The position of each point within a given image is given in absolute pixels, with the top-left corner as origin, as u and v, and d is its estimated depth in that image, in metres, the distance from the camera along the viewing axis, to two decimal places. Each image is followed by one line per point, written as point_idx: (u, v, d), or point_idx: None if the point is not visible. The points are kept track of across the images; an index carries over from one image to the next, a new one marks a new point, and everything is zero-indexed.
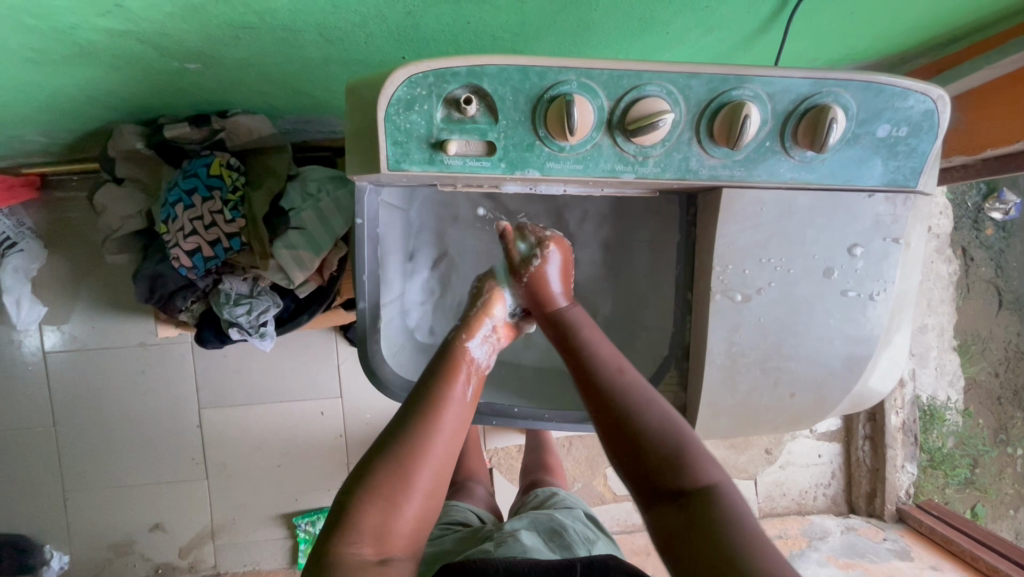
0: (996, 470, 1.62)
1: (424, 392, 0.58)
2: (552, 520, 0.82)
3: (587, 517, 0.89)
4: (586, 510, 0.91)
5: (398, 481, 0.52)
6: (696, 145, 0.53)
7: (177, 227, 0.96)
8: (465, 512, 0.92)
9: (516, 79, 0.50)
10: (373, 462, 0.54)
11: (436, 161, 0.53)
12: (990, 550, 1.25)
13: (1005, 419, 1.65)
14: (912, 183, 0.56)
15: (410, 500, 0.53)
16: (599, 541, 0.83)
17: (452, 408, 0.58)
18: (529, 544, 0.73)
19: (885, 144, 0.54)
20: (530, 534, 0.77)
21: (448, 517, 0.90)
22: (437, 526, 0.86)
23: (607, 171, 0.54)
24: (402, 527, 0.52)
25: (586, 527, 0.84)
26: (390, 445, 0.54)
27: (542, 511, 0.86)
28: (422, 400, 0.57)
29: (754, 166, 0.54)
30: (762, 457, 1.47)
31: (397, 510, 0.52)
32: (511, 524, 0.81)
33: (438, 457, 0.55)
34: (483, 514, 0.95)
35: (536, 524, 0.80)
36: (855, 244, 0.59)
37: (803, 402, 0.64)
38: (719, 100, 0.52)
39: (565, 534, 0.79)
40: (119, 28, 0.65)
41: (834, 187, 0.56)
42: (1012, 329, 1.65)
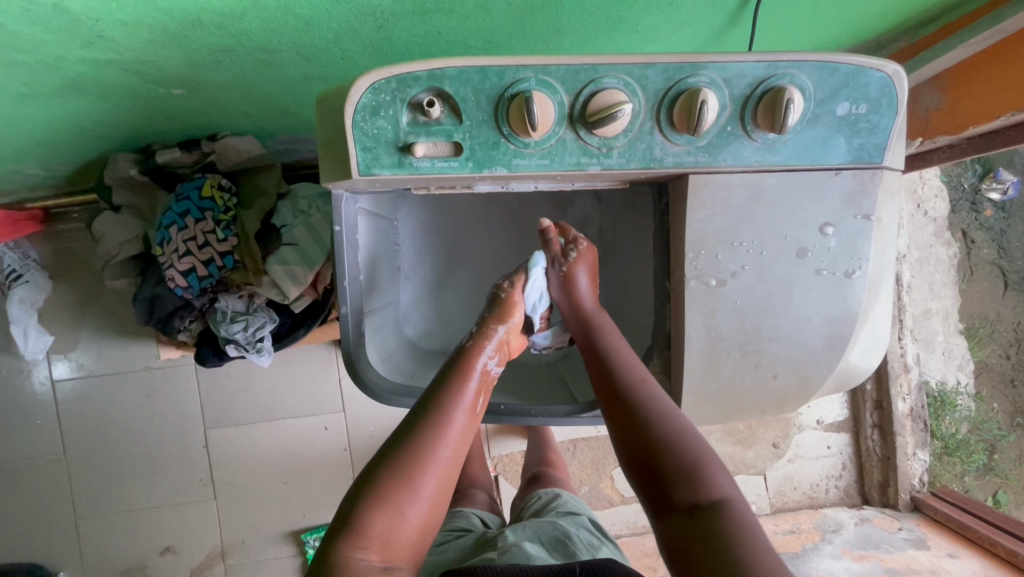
0: (1015, 455, 1.61)
1: (435, 400, 0.59)
2: (556, 528, 0.81)
3: (591, 523, 0.88)
4: (590, 516, 0.90)
5: (404, 488, 0.53)
6: (658, 133, 0.55)
7: (172, 249, 0.98)
8: (468, 518, 0.92)
9: (477, 80, 0.52)
10: (376, 469, 0.54)
11: (405, 165, 0.54)
12: (1008, 535, 1.22)
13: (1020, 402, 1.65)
14: (877, 159, 0.57)
15: (417, 509, 0.53)
16: (604, 547, 0.82)
17: (463, 417, 0.59)
18: (533, 553, 0.72)
19: (845, 122, 0.55)
20: (534, 543, 0.76)
21: (452, 524, 0.90)
22: (440, 533, 0.86)
23: (573, 165, 0.55)
24: (406, 537, 0.52)
25: (591, 534, 0.83)
26: (396, 456, 0.55)
27: (547, 519, 0.85)
28: (428, 410, 0.58)
29: (717, 151, 0.55)
30: (769, 452, 1.45)
31: (402, 513, 0.53)
32: (516, 533, 0.80)
33: (444, 468, 0.55)
34: (486, 515, 0.95)
35: (540, 534, 0.79)
36: (827, 223, 0.59)
37: (787, 384, 0.64)
38: (677, 88, 0.53)
39: (570, 542, 0.77)
40: (103, 58, 0.68)
41: (802, 168, 0.56)
42: (1020, 310, 1.67)
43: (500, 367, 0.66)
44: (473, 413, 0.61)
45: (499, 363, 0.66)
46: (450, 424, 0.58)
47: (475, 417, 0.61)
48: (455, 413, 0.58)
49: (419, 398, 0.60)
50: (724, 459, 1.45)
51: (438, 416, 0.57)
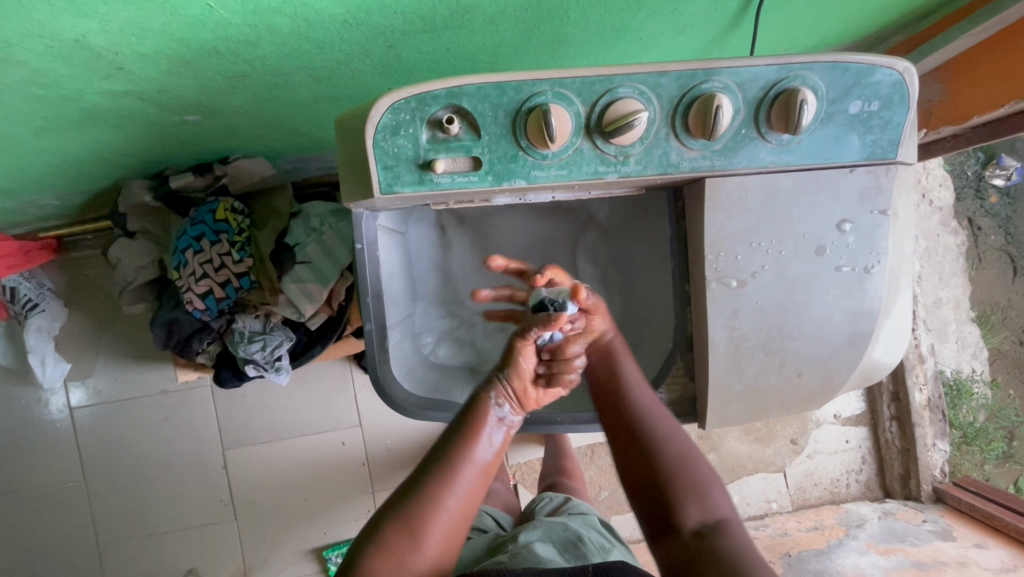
0: None
1: (447, 455, 0.58)
2: (567, 530, 0.81)
3: (601, 524, 0.89)
4: (600, 517, 0.91)
5: (408, 539, 0.54)
6: (674, 139, 0.55)
7: (189, 272, 0.99)
8: (481, 517, 0.92)
9: (494, 95, 0.53)
10: (379, 524, 0.55)
11: (426, 181, 0.55)
12: None
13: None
14: (891, 154, 0.57)
15: (420, 559, 0.54)
16: (614, 548, 0.82)
17: (472, 472, 0.58)
18: (543, 555, 0.72)
19: (858, 120, 0.56)
20: (545, 545, 0.76)
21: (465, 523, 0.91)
22: None
23: (592, 173, 0.56)
24: None
25: (601, 536, 0.84)
26: (403, 506, 0.55)
27: (556, 520, 0.85)
28: (437, 464, 0.58)
29: (732, 154, 0.56)
30: (788, 449, 1.46)
31: (406, 564, 0.53)
32: (527, 535, 0.80)
33: (451, 519, 0.56)
34: (499, 516, 0.96)
35: (551, 535, 0.79)
36: (844, 220, 0.59)
37: (812, 382, 0.64)
38: (691, 94, 0.53)
39: (581, 545, 0.77)
40: (121, 89, 0.69)
41: (818, 166, 0.57)
42: None
43: (517, 415, 0.63)
44: (485, 471, 0.59)
45: (514, 412, 0.63)
46: (458, 479, 0.57)
47: (487, 473, 0.59)
48: (462, 466, 0.57)
49: (428, 451, 0.60)
50: (744, 458, 1.45)
51: (445, 471, 0.57)
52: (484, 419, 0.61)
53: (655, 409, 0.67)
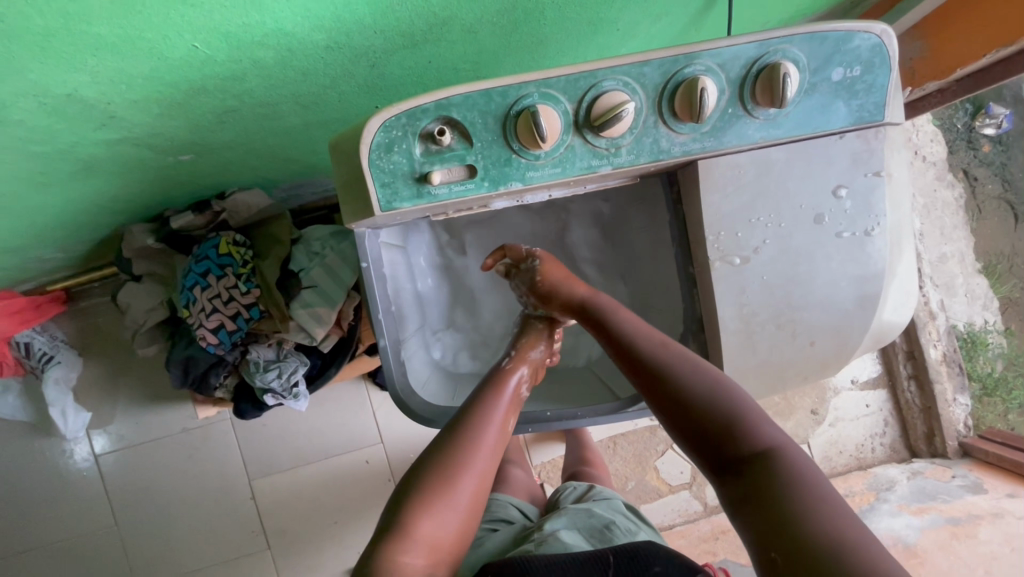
0: None
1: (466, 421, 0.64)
2: (592, 516, 0.81)
3: (627, 508, 0.89)
4: (625, 501, 0.91)
5: (438, 497, 0.58)
6: (663, 125, 0.56)
7: (199, 308, 1.00)
8: (507, 508, 0.92)
9: (482, 102, 0.53)
10: (411, 489, 0.59)
11: (424, 194, 0.56)
12: None
13: None
14: (878, 117, 0.58)
15: (451, 515, 0.58)
16: (641, 531, 0.82)
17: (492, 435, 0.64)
18: (570, 542, 0.72)
19: (842, 87, 0.56)
20: (571, 532, 0.76)
21: (492, 514, 0.91)
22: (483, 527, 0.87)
23: (585, 168, 0.57)
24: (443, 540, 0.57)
25: (628, 520, 0.84)
26: (430, 470, 0.60)
27: (582, 506, 0.85)
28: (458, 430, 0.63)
29: (722, 134, 0.57)
30: (809, 419, 1.46)
31: (440, 521, 0.57)
32: (552, 523, 0.80)
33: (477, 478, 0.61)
34: (524, 508, 0.96)
35: (577, 522, 0.79)
36: (840, 186, 0.60)
37: (824, 349, 0.65)
38: (675, 80, 0.54)
39: (607, 529, 0.77)
40: (115, 137, 0.70)
41: (808, 136, 0.58)
42: None
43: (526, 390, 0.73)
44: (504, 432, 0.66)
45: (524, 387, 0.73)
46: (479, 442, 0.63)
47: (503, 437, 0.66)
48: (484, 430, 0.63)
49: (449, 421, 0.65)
50: None
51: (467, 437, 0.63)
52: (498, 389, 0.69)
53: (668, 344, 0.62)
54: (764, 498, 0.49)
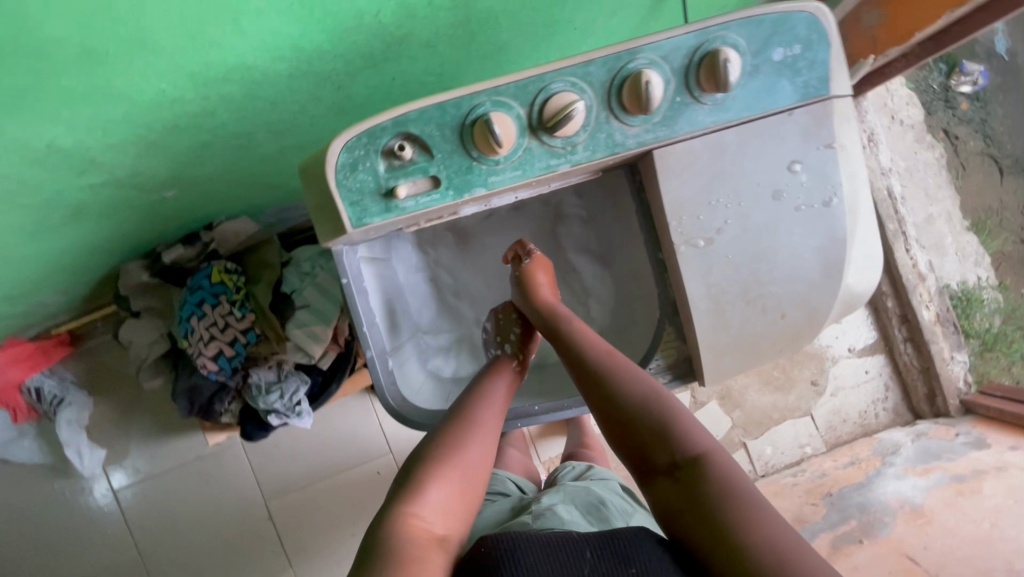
0: None
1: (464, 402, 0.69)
2: (590, 494, 0.83)
3: (624, 488, 0.91)
4: (623, 482, 0.93)
5: (450, 457, 0.61)
6: (614, 120, 0.58)
7: (197, 337, 1.03)
8: (504, 482, 0.95)
9: (437, 115, 0.56)
10: (426, 452, 0.61)
11: (393, 208, 0.58)
12: None
13: None
14: (824, 90, 0.60)
15: (463, 475, 0.60)
16: (637, 512, 0.85)
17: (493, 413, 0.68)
18: (566, 517, 0.74)
19: (785, 66, 0.58)
20: (568, 507, 0.78)
21: (489, 487, 0.94)
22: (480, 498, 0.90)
23: (544, 168, 0.59)
24: (453, 503, 0.58)
25: (624, 501, 0.86)
26: (436, 439, 0.63)
27: (580, 485, 0.87)
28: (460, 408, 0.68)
29: (673, 123, 0.59)
30: (810, 391, 1.48)
31: (456, 480, 0.60)
32: (550, 498, 0.82)
33: (483, 446, 0.64)
34: (521, 483, 0.99)
35: (574, 499, 0.81)
36: (793, 161, 0.62)
37: (795, 320, 0.67)
38: (621, 75, 0.56)
39: (603, 508, 0.80)
40: (99, 180, 0.73)
41: (757, 117, 0.60)
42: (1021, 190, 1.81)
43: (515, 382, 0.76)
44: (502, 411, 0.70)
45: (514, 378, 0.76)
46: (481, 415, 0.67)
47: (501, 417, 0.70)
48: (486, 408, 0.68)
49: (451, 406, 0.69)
50: (769, 409, 1.47)
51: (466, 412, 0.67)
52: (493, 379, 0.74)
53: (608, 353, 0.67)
54: (692, 506, 0.54)
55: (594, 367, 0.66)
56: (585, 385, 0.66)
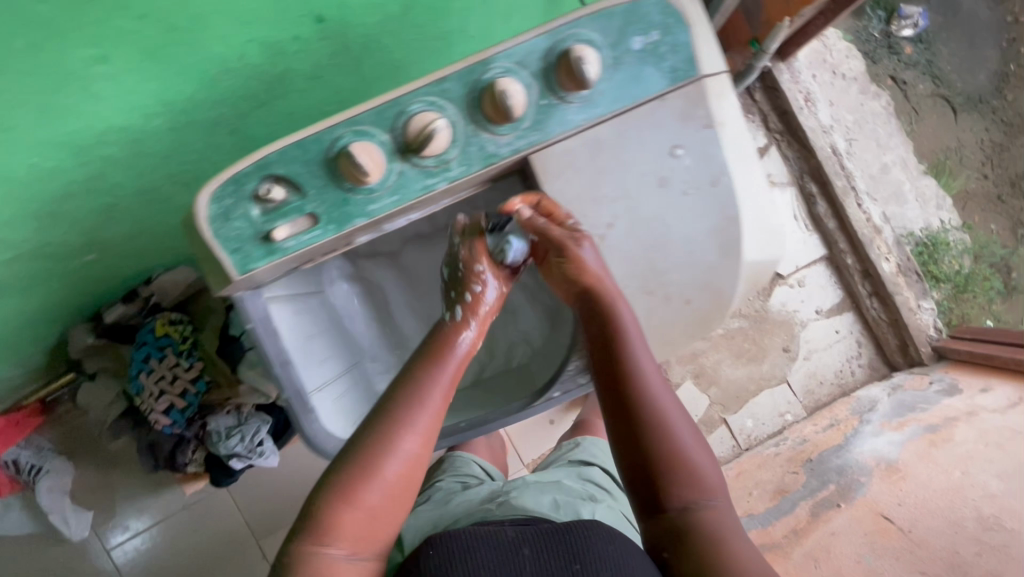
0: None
1: (394, 397, 0.61)
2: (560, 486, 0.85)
3: (598, 477, 0.92)
4: (599, 469, 0.94)
5: (364, 480, 0.57)
6: (483, 132, 0.57)
7: (148, 394, 1.04)
8: (473, 466, 1.03)
9: (300, 153, 0.55)
10: (339, 467, 0.58)
11: (276, 250, 0.58)
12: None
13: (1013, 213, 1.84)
14: (692, 72, 0.59)
15: (377, 495, 0.58)
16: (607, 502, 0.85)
17: (428, 410, 0.61)
18: (531, 508, 0.76)
19: (646, 53, 0.57)
20: (535, 499, 0.80)
21: (460, 472, 1.01)
22: (452, 482, 0.97)
23: (422, 189, 0.59)
24: (369, 526, 0.58)
25: (595, 490, 0.87)
26: (358, 452, 0.58)
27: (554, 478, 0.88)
28: (389, 406, 0.60)
29: (543, 126, 0.58)
30: (784, 357, 1.47)
31: (367, 504, 0.57)
32: (520, 489, 0.84)
33: (409, 459, 0.59)
34: (488, 466, 1.06)
35: (543, 490, 0.83)
36: (674, 145, 0.61)
37: (703, 304, 0.66)
38: (478, 87, 0.55)
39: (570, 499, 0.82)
40: (4, 258, 0.73)
41: (627, 108, 0.59)
42: (975, 127, 1.85)
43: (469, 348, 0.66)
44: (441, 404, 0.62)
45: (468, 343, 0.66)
46: (411, 419, 0.60)
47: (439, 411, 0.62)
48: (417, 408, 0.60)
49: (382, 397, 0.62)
50: (744, 382, 1.46)
51: (395, 417, 0.59)
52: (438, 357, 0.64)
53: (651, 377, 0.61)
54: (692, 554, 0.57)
55: (631, 390, 0.60)
56: (612, 404, 0.61)
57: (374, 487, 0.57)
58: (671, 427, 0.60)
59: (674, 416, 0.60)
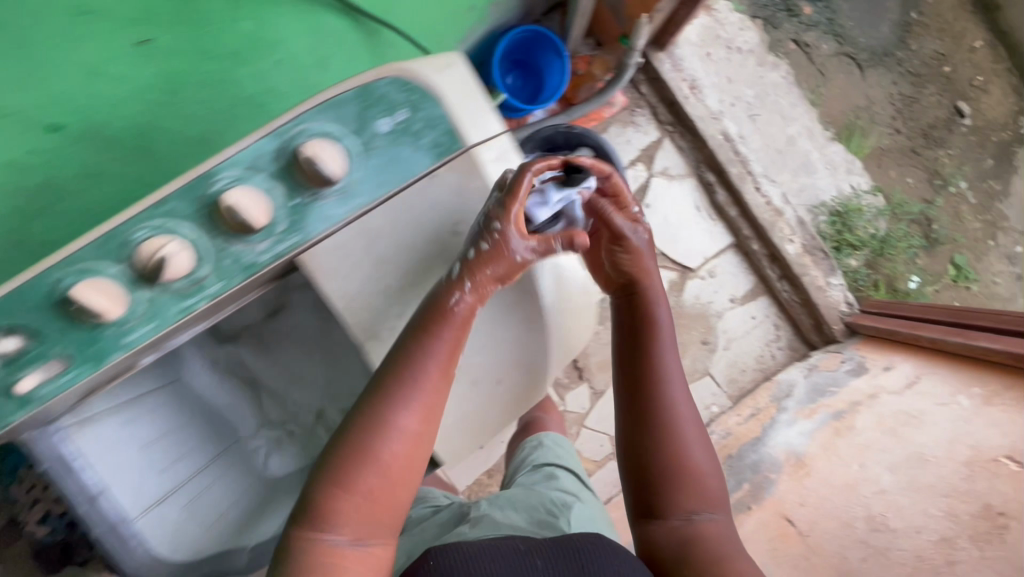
0: (949, 214, 1.76)
1: (392, 364, 0.56)
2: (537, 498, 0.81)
3: (571, 481, 0.89)
4: (570, 474, 0.92)
5: (353, 467, 0.53)
6: (232, 243, 0.52)
7: (21, 503, 1.02)
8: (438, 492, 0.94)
9: (26, 298, 0.50)
10: (338, 444, 0.54)
11: (26, 402, 0.51)
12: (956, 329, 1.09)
13: (933, 163, 1.77)
14: (456, 143, 0.54)
15: (372, 478, 0.53)
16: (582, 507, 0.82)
17: (432, 381, 0.55)
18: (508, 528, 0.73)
19: (396, 134, 0.52)
20: (513, 518, 0.76)
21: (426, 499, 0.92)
22: (421, 509, 0.88)
23: (182, 311, 0.53)
24: (369, 510, 0.53)
25: (570, 496, 0.84)
26: (353, 428, 0.54)
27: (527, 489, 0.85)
28: (389, 373, 0.55)
29: (301, 226, 0.53)
30: (703, 350, 1.43)
31: (363, 488, 0.53)
32: (495, 508, 0.80)
33: (406, 437, 0.55)
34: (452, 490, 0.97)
35: (520, 506, 0.79)
36: (454, 222, 0.57)
37: (517, 380, 0.66)
38: (209, 202, 0.50)
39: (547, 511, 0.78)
40: None
41: (394, 193, 0.54)
42: (885, 80, 1.76)
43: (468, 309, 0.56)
44: (440, 378, 0.56)
45: (467, 304, 0.56)
46: (406, 399, 0.55)
47: (439, 381, 0.56)
48: (424, 382, 0.55)
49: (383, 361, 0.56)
50: None
51: (396, 385, 0.55)
52: (440, 322, 0.56)
53: (676, 379, 0.70)
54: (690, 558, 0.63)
55: (655, 387, 0.69)
56: (640, 394, 0.69)
57: (372, 464, 0.53)
58: (688, 430, 0.68)
59: (691, 418, 0.69)
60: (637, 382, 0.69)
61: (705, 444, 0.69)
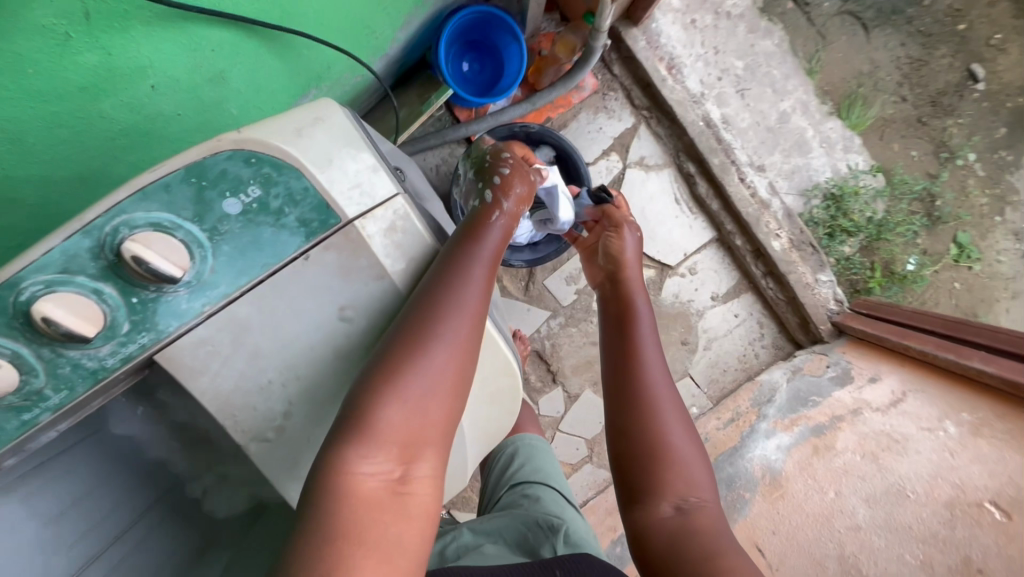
0: (958, 187, 1.59)
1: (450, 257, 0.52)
2: (520, 519, 0.78)
3: (557, 496, 0.87)
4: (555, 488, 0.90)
5: (403, 370, 0.47)
6: (67, 348, 0.42)
7: None
8: None
9: None
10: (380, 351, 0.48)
11: None
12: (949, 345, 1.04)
13: (939, 134, 1.59)
14: (330, 217, 0.46)
15: (421, 386, 0.47)
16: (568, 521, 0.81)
17: (478, 279, 0.52)
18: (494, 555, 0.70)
19: (251, 215, 0.45)
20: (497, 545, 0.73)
21: None
22: None
23: (23, 425, 0.43)
24: (413, 428, 0.47)
25: (555, 511, 0.82)
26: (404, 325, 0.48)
27: (511, 510, 0.82)
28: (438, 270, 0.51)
29: (152, 323, 0.44)
30: (683, 351, 1.35)
31: (410, 401, 0.47)
32: (479, 535, 0.76)
33: (459, 345, 0.49)
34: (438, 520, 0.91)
35: (506, 532, 0.76)
36: (341, 305, 0.48)
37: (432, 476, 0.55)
38: (24, 307, 0.40)
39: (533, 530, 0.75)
40: None
41: (259, 280, 0.46)
42: (893, 42, 1.56)
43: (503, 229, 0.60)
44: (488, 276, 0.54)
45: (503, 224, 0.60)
46: (466, 294, 0.50)
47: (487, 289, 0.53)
48: (473, 277, 0.52)
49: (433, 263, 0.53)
50: None
51: (451, 276, 0.50)
52: (481, 231, 0.57)
53: (658, 371, 0.69)
54: (686, 542, 0.58)
55: (639, 365, 0.69)
56: (623, 370, 0.69)
57: (420, 376, 0.47)
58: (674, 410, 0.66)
59: (669, 401, 0.67)
60: (620, 361, 0.70)
61: (689, 422, 0.66)
